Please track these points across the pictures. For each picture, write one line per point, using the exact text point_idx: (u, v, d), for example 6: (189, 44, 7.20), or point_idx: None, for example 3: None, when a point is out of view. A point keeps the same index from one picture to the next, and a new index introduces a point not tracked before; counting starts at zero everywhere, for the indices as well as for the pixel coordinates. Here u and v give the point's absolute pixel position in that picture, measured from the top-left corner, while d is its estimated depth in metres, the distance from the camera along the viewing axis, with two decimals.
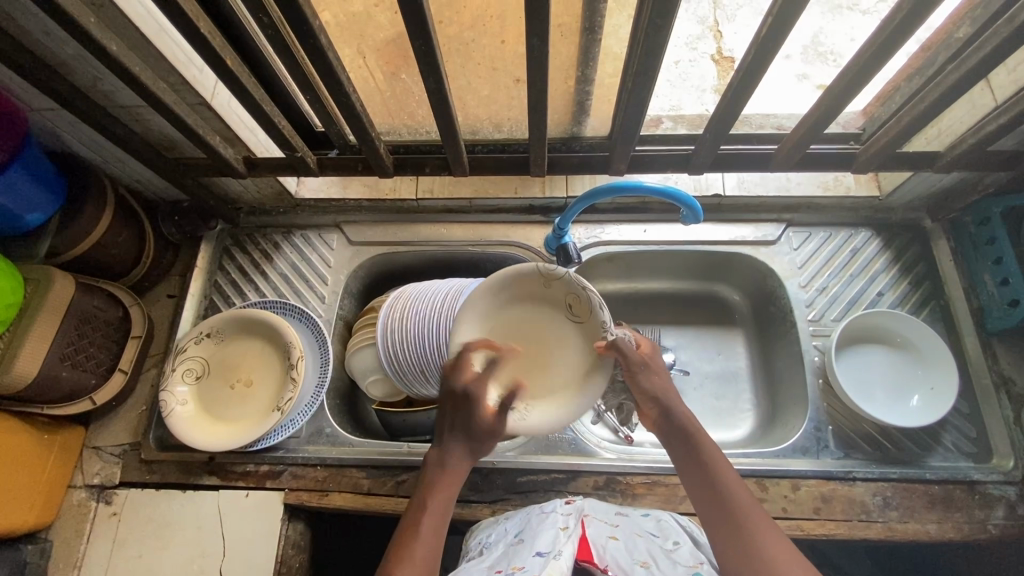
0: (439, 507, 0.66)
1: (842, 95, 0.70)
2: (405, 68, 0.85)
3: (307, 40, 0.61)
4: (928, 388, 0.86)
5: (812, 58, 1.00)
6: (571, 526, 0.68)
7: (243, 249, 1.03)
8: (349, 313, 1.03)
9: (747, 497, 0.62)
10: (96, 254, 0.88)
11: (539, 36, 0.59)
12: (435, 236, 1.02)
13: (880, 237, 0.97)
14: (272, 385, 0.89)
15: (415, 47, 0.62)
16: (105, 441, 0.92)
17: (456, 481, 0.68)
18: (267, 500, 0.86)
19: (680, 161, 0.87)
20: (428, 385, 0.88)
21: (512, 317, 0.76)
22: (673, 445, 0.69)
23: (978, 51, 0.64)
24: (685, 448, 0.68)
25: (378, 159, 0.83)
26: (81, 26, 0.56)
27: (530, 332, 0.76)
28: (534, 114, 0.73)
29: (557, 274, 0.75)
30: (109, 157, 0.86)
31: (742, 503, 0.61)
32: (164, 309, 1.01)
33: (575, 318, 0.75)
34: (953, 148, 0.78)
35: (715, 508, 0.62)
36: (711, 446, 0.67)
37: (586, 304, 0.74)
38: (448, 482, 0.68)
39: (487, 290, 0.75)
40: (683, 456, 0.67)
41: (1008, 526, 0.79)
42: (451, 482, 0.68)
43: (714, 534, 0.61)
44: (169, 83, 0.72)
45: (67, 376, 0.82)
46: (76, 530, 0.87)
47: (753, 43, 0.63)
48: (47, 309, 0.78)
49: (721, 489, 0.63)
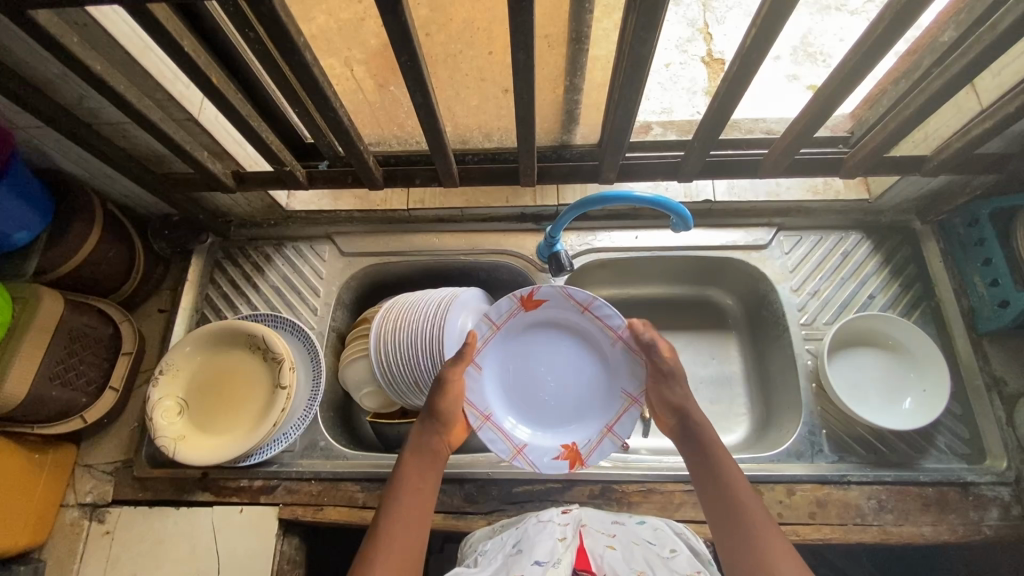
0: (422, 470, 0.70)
1: (828, 103, 0.70)
2: (393, 80, 0.85)
3: (293, 57, 0.61)
4: (920, 390, 0.86)
5: (801, 58, 1.00)
6: (568, 536, 0.69)
7: (234, 262, 1.03)
8: (342, 324, 1.02)
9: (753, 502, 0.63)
10: (85, 270, 0.87)
11: (525, 50, 0.59)
12: (428, 246, 1.02)
13: (870, 241, 0.97)
14: (261, 397, 0.88)
15: (400, 62, 0.62)
16: (97, 459, 0.91)
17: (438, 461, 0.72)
18: (259, 516, 0.85)
19: (670, 168, 0.87)
20: (423, 396, 0.87)
21: (244, 360, 0.90)
22: (690, 454, 0.70)
23: (962, 57, 0.64)
24: (701, 457, 0.69)
25: (367, 171, 0.83)
26: (64, 47, 0.56)
27: (235, 369, 0.90)
28: (522, 126, 0.73)
29: (248, 328, 0.87)
30: (97, 173, 0.86)
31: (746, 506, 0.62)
32: (156, 324, 1.01)
33: (269, 359, 0.88)
34: (940, 152, 0.78)
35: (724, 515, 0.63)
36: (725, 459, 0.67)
37: (265, 346, 0.87)
38: (422, 455, 0.72)
39: (235, 332, 0.89)
40: (695, 459, 0.69)
41: (1002, 527, 0.79)
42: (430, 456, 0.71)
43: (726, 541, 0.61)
44: (155, 100, 0.72)
45: (58, 395, 0.81)
46: (69, 550, 0.86)
47: (739, 53, 0.64)
48: (36, 329, 0.78)
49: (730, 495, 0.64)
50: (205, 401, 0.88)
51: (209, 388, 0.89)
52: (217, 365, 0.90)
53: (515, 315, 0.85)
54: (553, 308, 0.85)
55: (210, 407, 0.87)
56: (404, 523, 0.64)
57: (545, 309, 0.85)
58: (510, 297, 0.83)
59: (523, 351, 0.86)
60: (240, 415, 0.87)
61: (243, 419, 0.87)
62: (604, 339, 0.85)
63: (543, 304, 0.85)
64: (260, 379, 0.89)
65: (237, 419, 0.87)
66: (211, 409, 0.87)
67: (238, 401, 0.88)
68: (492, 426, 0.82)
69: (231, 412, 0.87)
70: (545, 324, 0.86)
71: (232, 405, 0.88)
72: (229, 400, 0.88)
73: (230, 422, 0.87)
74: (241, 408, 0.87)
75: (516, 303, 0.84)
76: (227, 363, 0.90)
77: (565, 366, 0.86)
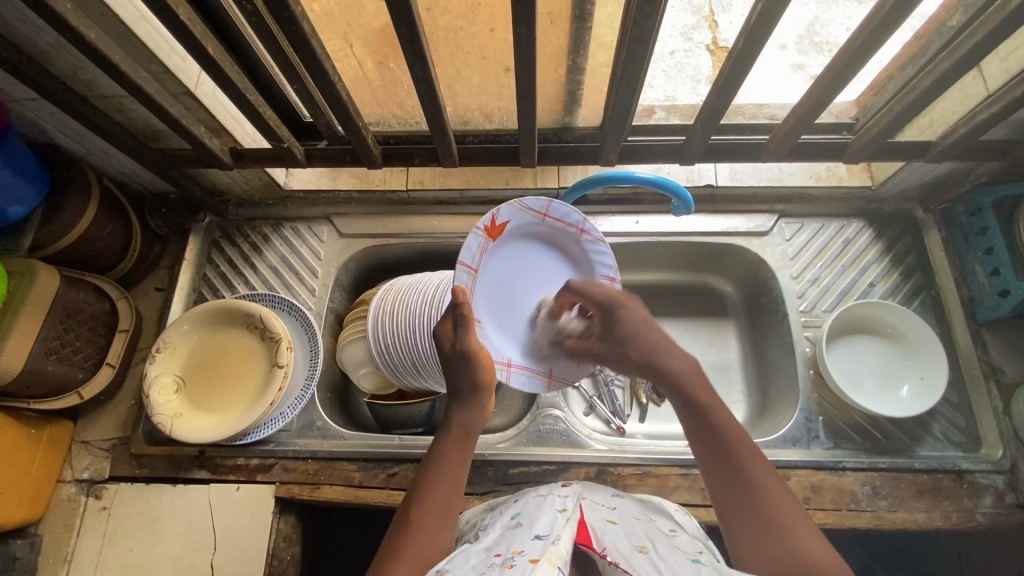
0: (458, 456, 0.65)
1: (833, 85, 0.69)
2: (393, 57, 0.84)
3: (290, 28, 0.59)
4: (917, 378, 0.87)
5: (807, 48, 0.98)
6: (569, 509, 0.67)
7: (232, 241, 1.02)
8: (340, 305, 1.02)
9: (771, 479, 0.59)
10: (81, 246, 0.87)
11: (526, 22, 0.58)
12: (427, 228, 1.01)
13: (872, 228, 0.97)
14: (257, 376, 0.88)
15: (399, 35, 0.61)
16: (94, 436, 0.91)
17: (465, 441, 0.67)
18: (257, 494, 0.86)
19: (671, 150, 0.86)
20: (419, 378, 0.87)
21: (240, 339, 0.90)
22: (698, 435, 0.64)
23: (970, 38, 0.63)
24: (714, 445, 0.62)
25: (366, 150, 0.82)
26: (56, 13, 0.55)
27: (231, 348, 0.89)
28: (523, 105, 0.72)
29: (245, 308, 0.87)
30: (93, 148, 0.85)
31: (771, 495, 0.58)
32: (153, 303, 1.00)
33: (266, 339, 0.88)
34: (945, 138, 0.77)
35: (743, 497, 0.59)
36: (733, 442, 0.62)
37: (262, 325, 0.87)
38: (459, 439, 0.67)
39: (233, 310, 0.88)
40: (693, 425, 0.64)
41: (995, 515, 0.80)
42: (461, 438, 0.67)
43: (740, 528, 0.58)
44: (151, 72, 0.71)
45: (54, 370, 0.81)
46: (66, 525, 0.86)
47: (743, 31, 0.62)
48: (31, 304, 0.78)
49: (749, 480, 0.59)
50: (200, 379, 0.88)
51: (204, 367, 0.88)
52: (213, 344, 0.90)
53: (486, 250, 0.72)
54: (516, 226, 0.74)
55: (206, 386, 0.87)
56: (438, 520, 0.61)
57: (508, 230, 0.74)
58: (474, 234, 0.70)
59: (504, 285, 0.76)
60: (235, 394, 0.87)
61: (239, 398, 0.86)
62: (569, 239, 0.78)
63: (505, 227, 0.73)
64: (255, 358, 0.89)
65: (233, 398, 0.87)
66: (206, 388, 0.87)
67: (234, 380, 0.88)
68: (514, 370, 0.76)
69: (226, 391, 0.87)
70: (515, 246, 0.76)
71: (227, 384, 0.88)
72: (224, 379, 0.88)
73: (226, 401, 0.86)
74: (237, 387, 0.87)
75: (481, 236, 0.71)
76: (223, 342, 0.90)
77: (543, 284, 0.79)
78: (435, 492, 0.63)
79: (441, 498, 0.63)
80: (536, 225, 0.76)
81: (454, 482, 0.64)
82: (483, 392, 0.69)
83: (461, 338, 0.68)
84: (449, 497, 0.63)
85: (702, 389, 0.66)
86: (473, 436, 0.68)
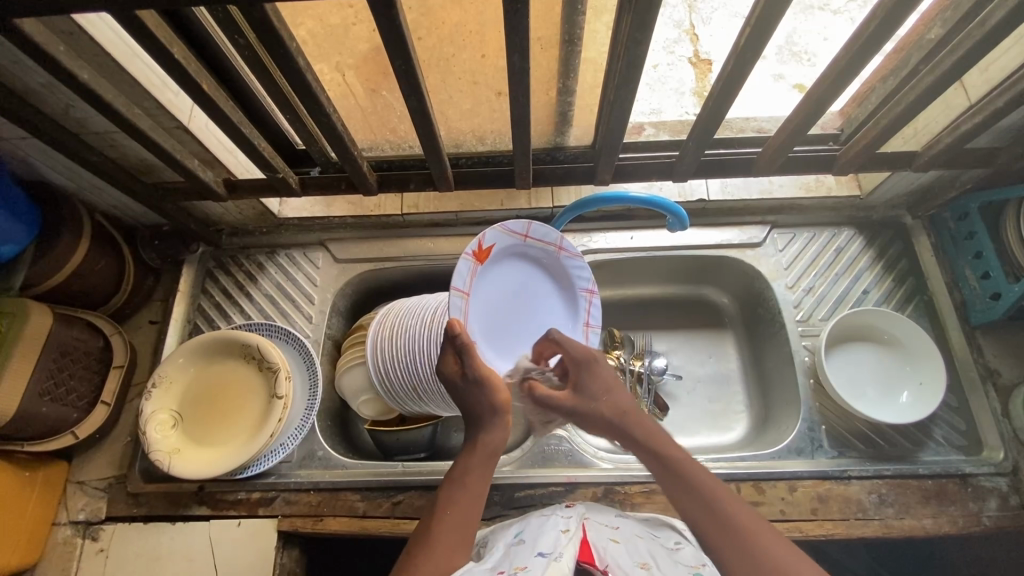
0: (481, 478, 0.63)
1: (820, 101, 0.70)
2: (385, 85, 0.85)
3: (284, 62, 0.60)
4: (917, 384, 0.87)
5: (787, 57, 1.01)
6: (572, 528, 0.68)
7: (226, 271, 1.01)
8: (338, 331, 1.02)
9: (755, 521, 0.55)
10: (73, 283, 0.86)
11: (520, 52, 0.59)
12: (423, 250, 1.02)
13: (863, 236, 0.98)
14: (256, 408, 0.86)
15: (395, 66, 0.62)
16: (89, 476, 0.89)
17: (485, 460, 0.64)
18: (259, 528, 0.84)
19: (663, 168, 0.87)
20: (420, 402, 0.86)
21: (237, 371, 0.88)
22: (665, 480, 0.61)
23: (951, 53, 0.65)
24: (676, 480, 0.60)
25: (362, 178, 0.82)
26: (51, 57, 0.55)
27: (229, 380, 0.88)
28: (517, 129, 0.73)
29: (238, 338, 0.86)
30: (85, 183, 0.85)
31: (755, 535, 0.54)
32: (147, 336, 0.99)
33: (264, 369, 0.87)
34: (930, 148, 0.79)
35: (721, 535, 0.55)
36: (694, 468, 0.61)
37: (258, 355, 0.86)
38: (483, 457, 0.64)
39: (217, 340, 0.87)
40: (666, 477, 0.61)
41: (1001, 518, 0.80)
42: (488, 452, 0.65)
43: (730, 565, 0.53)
44: (144, 108, 0.71)
45: (47, 411, 0.80)
46: (62, 570, 0.84)
47: (733, 52, 0.64)
48: (24, 345, 0.76)
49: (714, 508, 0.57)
50: (199, 414, 0.86)
51: (203, 401, 0.87)
52: (212, 377, 0.88)
53: (476, 272, 0.71)
54: (501, 248, 0.74)
55: (205, 421, 0.86)
56: (460, 535, 0.59)
57: (496, 251, 0.74)
58: (466, 258, 0.68)
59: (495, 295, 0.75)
60: (236, 428, 0.86)
61: (240, 432, 0.85)
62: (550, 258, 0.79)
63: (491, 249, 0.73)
64: (255, 390, 0.87)
65: (232, 432, 0.85)
66: (204, 423, 0.86)
67: (234, 414, 0.86)
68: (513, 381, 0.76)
69: (226, 423, 0.86)
70: (502, 267, 0.75)
71: (226, 418, 0.86)
72: (223, 412, 0.86)
73: (225, 436, 0.85)
74: (237, 420, 0.86)
75: (472, 261, 0.69)
76: (220, 375, 0.88)
77: (539, 299, 0.80)
78: (460, 498, 0.61)
79: (466, 513, 0.61)
80: (519, 246, 0.76)
81: (478, 498, 0.62)
82: (501, 413, 0.66)
83: (469, 366, 0.66)
84: (473, 512, 0.61)
85: (665, 440, 0.65)
86: (498, 458, 0.65)
